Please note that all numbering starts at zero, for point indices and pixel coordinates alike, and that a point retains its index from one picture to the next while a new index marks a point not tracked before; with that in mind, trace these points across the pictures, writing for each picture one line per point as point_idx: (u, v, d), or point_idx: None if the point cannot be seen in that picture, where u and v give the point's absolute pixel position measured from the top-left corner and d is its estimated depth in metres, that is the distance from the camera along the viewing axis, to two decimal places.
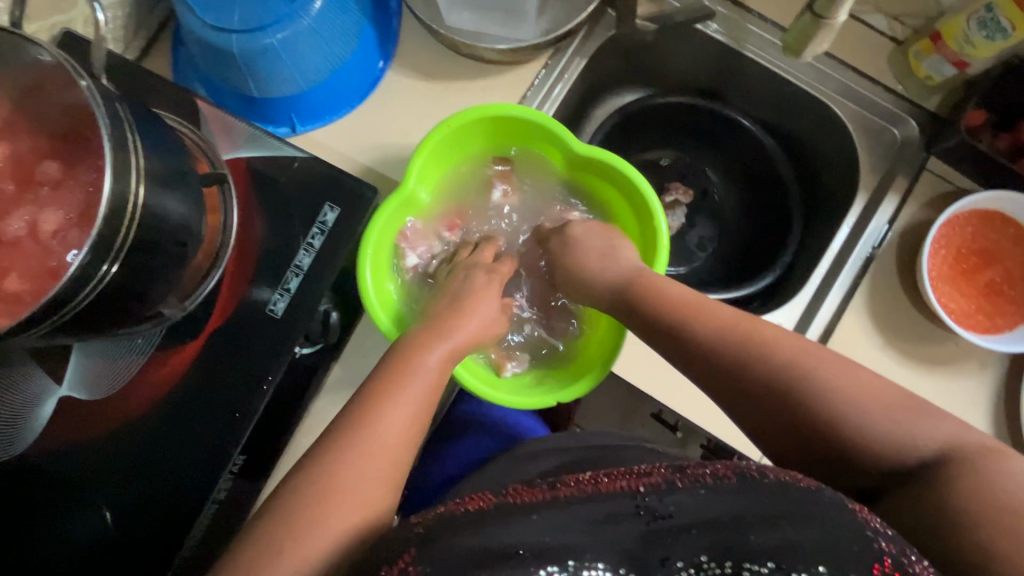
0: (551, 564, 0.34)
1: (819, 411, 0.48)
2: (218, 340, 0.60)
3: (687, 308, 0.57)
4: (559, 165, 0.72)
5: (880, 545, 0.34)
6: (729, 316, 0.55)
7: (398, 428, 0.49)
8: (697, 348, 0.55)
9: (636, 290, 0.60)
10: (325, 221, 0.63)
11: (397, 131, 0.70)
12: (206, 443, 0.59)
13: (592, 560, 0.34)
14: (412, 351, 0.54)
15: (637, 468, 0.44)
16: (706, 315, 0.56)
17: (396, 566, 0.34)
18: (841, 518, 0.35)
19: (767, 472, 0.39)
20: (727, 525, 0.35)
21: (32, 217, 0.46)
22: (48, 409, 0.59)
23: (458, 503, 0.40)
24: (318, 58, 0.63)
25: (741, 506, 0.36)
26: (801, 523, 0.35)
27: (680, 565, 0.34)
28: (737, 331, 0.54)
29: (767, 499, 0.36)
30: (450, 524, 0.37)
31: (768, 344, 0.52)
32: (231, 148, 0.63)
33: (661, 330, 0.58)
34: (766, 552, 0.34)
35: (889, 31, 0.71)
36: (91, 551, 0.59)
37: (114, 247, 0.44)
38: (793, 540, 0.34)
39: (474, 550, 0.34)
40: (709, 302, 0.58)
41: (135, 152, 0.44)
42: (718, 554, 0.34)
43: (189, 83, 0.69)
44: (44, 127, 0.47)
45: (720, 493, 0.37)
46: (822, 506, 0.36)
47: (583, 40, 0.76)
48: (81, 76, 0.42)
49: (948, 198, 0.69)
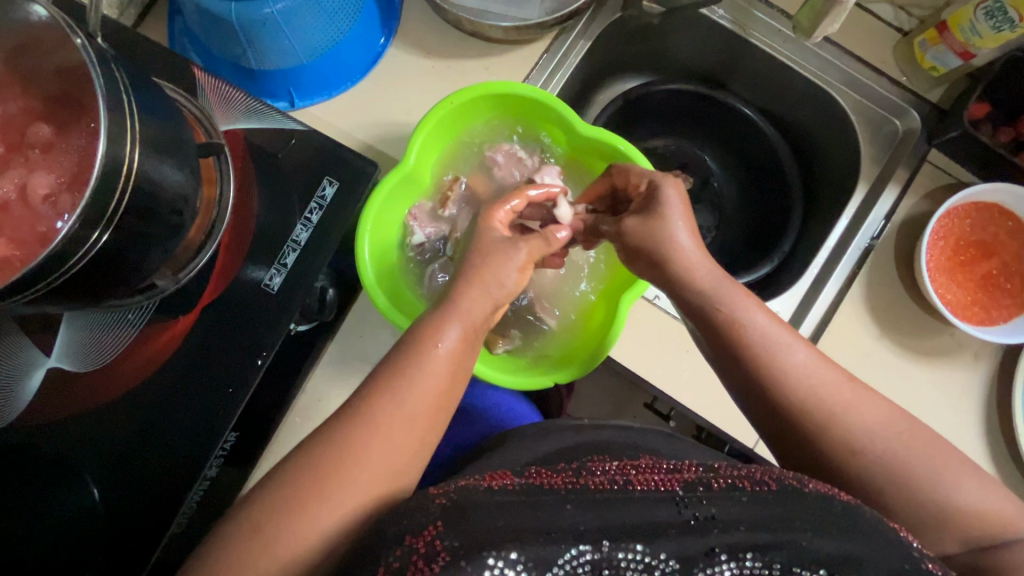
0: (587, 543, 0.36)
1: (835, 439, 0.50)
2: (212, 316, 0.59)
3: (769, 345, 0.53)
4: (561, 146, 0.71)
5: (927, 565, 0.38)
6: (810, 366, 0.52)
7: (425, 406, 0.48)
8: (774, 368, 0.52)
9: (708, 314, 0.55)
10: (323, 196, 0.62)
11: (398, 108, 0.69)
12: (196, 421, 0.58)
13: (630, 542, 0.36)
14: (422, 341, 0.49)
15: (667, 465, 0.46)
16: (778, 351, 0.52)
17: (422, 538, 0.35)
18: (882, 534, 0.38)
19: (806, 482, 0.41)
20: (775, 528, 0.37)
21: (23, 180, 0.44)
22: (36, 381, 0.58)
23: (479, 480, 0.43)
24: (318, 31, 0.62)
25: (785, 511, 0.38)
26: (842, 532, 0.38)
27: (722, 557, 0.36)
28: (815, 381, 0.51)
29: (812, 509, 0.39)
30: (468, 502, 0.38)
31: (834, 403, 0.50)
32: (228, 119, 0.62)
33: (733, 355, 0.54)
34: (818, 559, 0.36)
35: (894, 22, 0.72)
36: (75, 527, 0.58)
37: (107, 212, 0.42)
38: (845, 550, 0.37)
39: (507, 525, 0.35)
40: (784, 333, 0.54)
41: (131, 114, 0.43)
42: (767, 556, 0.36)
43: (184, 52, 0.67)
44: (36, 89, 0.46)
45: (766, 499, 0.39)
46: (858, 520, 0.39)
47: (588, 23, 0.75)
48: (76, 34, 0.41)
49: (948, 190, 0.69)
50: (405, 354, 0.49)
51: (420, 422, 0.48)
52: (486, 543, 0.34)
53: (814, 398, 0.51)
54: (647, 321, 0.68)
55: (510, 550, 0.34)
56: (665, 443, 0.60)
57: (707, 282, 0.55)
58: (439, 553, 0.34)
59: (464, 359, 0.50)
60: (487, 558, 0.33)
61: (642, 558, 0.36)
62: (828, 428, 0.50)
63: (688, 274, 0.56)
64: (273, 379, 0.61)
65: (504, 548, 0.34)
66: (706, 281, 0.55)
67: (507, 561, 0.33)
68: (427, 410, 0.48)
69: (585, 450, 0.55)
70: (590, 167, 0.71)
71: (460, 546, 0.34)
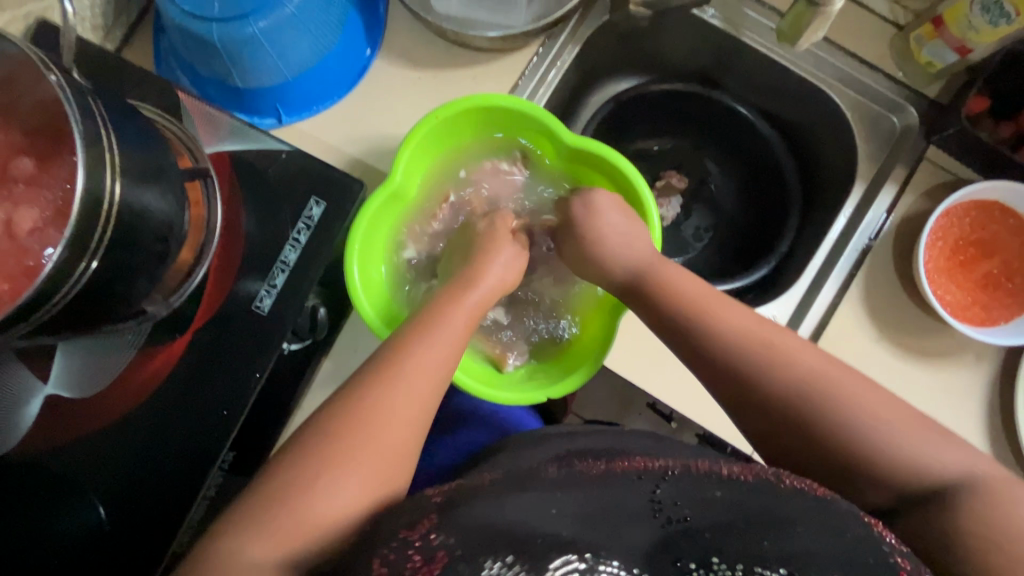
0: (575, 552, 0.34)
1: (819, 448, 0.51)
2: (206, 338, 0.60)
3: (700, 306, 0.56)
4: (550, 155, 0.70)
5: (895, 560, 0.37)
6: (748, 321, 0.55)
7: (402, 418, 0.49)
8: (722, 333, 0.55)
9: (648, 291, 0.59)
10: (311, 215, 0.62)
11: (385, 121, 0.69)
12: (195, 440, 0.59)
13: (609, 558, 0.34)
14: (393, 372, 0.50)
15: (654, 463, 0.46)
16: (718, 311, 0.56)
17: (417, 531, 0.36)
18: (852, 533, 0.37)
19: (782, 479, 0.41)
20: (739, 532, 0.37)
21: (8, 215, 0.44)
22: (34, 409, 0.59)
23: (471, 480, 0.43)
24: (303, 46, 0.62)
25: (751, 513, 0.38)
26: (810, 531, 0.37)
27: (693, 566, 0.35)
28: (755, 334, 0.54)
29: (780, 509, 0.38)
30: (463, 498, 0.38)
31: (782, 352, 0.53)
32: (214, 141, 0.62)
33: (733, 376, 0.54)
34: (780, 557, 0.35)
35: (890, 17, 0.70)
36: (81, 546, 0.59)
37: (92, 243, 0.43)
38: (810, 550, 0.36)
39: (499, 532, 0.35)
40: (789, 338, 0.54)
41: (110, 147, 0.43)
42: (729, 557, 0.35)
43: (171, 74, 0.67)
44: (18, 123, 0.46)
45: (737, 497, 0.39)
46: (828, 518, 0.38)
47: (576, 27, 0.75)
48: (50, 70, 0.41)
49: (948, 187, 0.68)
50: (405, 341, 0.53)
51: (395, 444, 0.48)
52: (483, 548, 0.33)
53: (763, 358, 0.53)
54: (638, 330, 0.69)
55: (505, 553, 0.33)
56: (653, 443, 0.59)
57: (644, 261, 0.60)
58: (436, 549, 0.34)
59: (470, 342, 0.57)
60: (483, 563, 0.32)
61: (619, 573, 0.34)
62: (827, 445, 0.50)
63: (674, 296, 0.58)
64: (268, 399, 0.62)
65: (500, 552, 0.33)
66: (692, 301, 0.57)
67: (503, 564, 0.32)
68: (412, 421, 0.50)
69: (573, 454, 0.54)
70: (580, 174, 0.71)
71: (457, 541, 0.34)
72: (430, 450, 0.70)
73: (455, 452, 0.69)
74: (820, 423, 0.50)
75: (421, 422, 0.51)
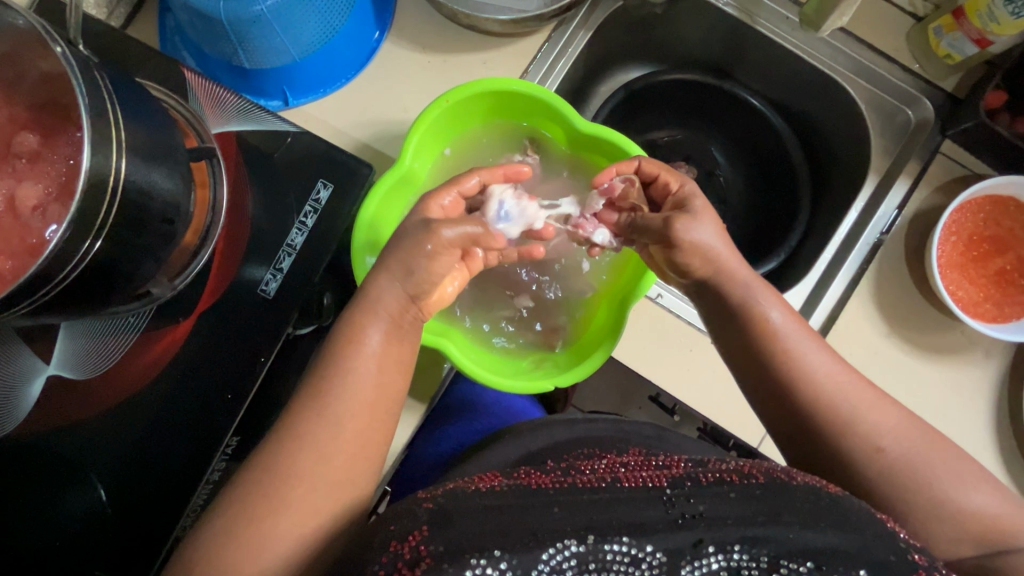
0: (574, 538, 0.35)
1: (835, 441, 0.51)
2: (209, 322, 0.59)
3: (816, 375, 0.53)
4: (558, 140, 0.70)
5: (913, 557, 0.36)
6: (859, 396, 0.52)
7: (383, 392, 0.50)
8: (826, 401, 0.52)
9: (753, 336, 0.55)
10: (318, 199, 0.61)
11: (394, 105, 0.68)
12: (198, 424, 0.58)
13: (617, 535, 0.35)
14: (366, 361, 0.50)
15: (656, 461, 0.46)
16: (834, 376, 0.53)
17: (407, 543, 0.34)
18: (867, 525, 0.37)
19: (794, 476, 0.41)
20: (763, 523, 0.36)
21: (11, 191, 0.43)
22: (36, 389, 0.58)
23: (468, 482, 0.42)
24: (312, 27, 0.60)
25: (773, 507, 0.38)
26: (833, 525, 0.37)
27: (710, 549, 0.35)
28: (863, 412, 0.51)
29: (800, 503, 0.38)
30: (456, 507, 0.37)
31: (881, 438, 0.51)
32: (221, 121, 0.61)
33: (813, 436, 0.52)
34: (806, 551, 0.35)
35: (908, 8, 0.69)
36: (82, 529, 0.58)
37: (97, 220, 0.42)
38: (834, 543, 0.35)
39: (497, 527, 0.35)
40: (870, 397, 0.52)
41: (115, 122, 0.42)
42: (756, 549, 0.35)
43: (176, 53, 0.66)
44: (21, 98, 0.45)
45: (754, 494, 0.39)
46: (844, 509, 0.38)
47: (588, 13, 0.73)
48: (56, 42, 0.40)
49: (962, 182, 0.67)
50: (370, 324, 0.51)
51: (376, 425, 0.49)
52: (469, 545, 0.34)
53: (852, 434, 0.51)
54: (648, 322, 0.66)
55: (492, 548, 0.34)
56: (656, 434, 0.60)
57: (752, 300, 0.56)
58: (423, 557, 0.33)
59: (403, 347, 0.53)
60: (471, 560, 0.33)
61: (628, 550, 0.35)
62: (851, 444, 0.51)
63: (764, 326, 0.55)
64: (272, 385, 0.61)
65: (489, 547, 0.34)
66: (785, 334, 0.54)
67: (490, 559, 0.33)
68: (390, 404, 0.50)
69: (576, 444, 0.55)
70: (586, 161, 0.70)
71: (445, 550, 0.33)
72: (434, 437, 0.70)
73: (457, 441, 0.69)
74: (844, 437, 0.51)
75: (394, 407, 0.52)
